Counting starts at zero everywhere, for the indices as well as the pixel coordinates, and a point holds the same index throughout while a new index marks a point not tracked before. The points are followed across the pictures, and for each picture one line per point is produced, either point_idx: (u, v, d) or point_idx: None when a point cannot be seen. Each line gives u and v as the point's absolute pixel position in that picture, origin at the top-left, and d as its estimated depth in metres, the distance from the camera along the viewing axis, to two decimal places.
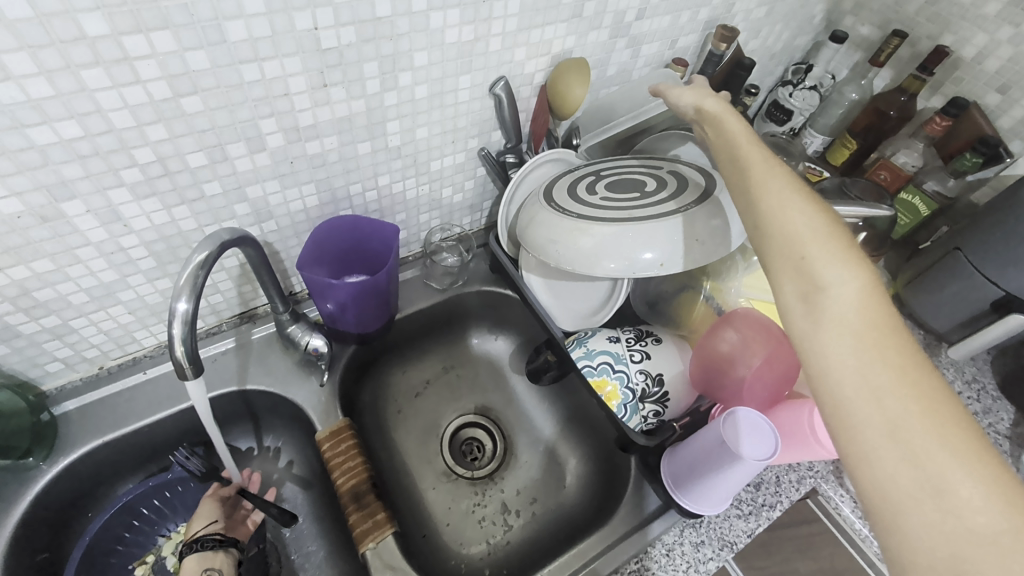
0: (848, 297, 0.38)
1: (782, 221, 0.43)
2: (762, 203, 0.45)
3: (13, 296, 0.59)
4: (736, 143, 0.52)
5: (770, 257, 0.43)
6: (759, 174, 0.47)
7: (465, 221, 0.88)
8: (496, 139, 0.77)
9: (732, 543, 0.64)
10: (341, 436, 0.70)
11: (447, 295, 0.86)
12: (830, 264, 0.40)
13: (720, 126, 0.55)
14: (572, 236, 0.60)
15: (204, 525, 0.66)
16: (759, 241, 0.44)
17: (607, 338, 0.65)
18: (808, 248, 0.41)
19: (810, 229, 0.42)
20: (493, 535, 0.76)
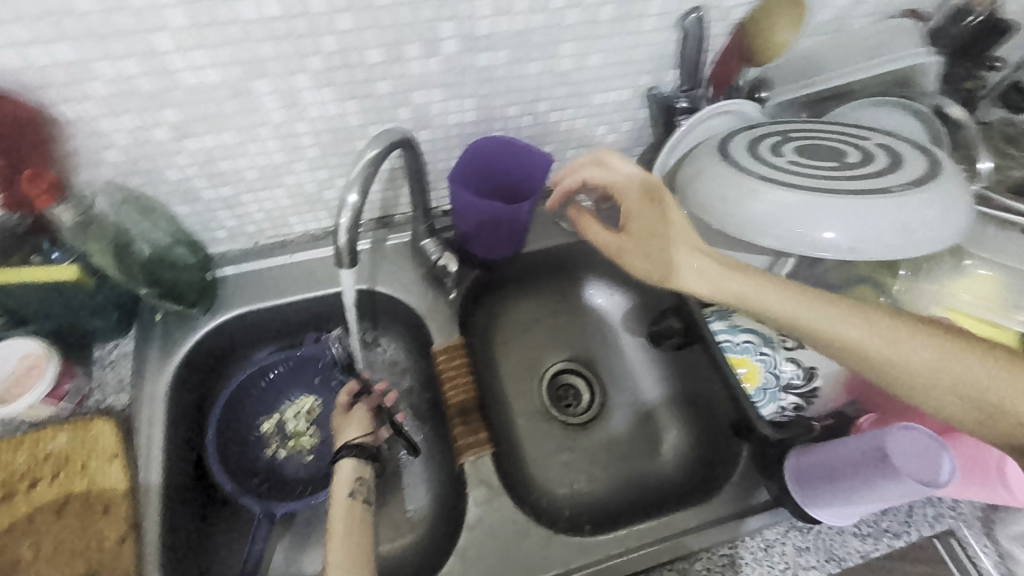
0: (1003, 387, 0.48)
1: (922, 367, 0.49)
2: (884, 356, 0.50)
3: (202, 160, 0.63)
4: (759, 286, 0.54)
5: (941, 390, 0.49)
6: (846, 325, 0.52)
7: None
8: (670, 78, 0.70)
9: (840, 559, 0.59)
10: (454, 353, 0.72)
11: (577, 238, 0.83)
12: (975, 370, 0.48)
13: (693, 257, 0.55)
14: (750, 198, 0.54)
15: (356, 435, 0.68)
16: (916, 382, 0.49)
17: (757, 319, 0.63)
18: (975, 375, 0.48)
19: (935, 355, 0.50)
20: (577, 481, 0.77)
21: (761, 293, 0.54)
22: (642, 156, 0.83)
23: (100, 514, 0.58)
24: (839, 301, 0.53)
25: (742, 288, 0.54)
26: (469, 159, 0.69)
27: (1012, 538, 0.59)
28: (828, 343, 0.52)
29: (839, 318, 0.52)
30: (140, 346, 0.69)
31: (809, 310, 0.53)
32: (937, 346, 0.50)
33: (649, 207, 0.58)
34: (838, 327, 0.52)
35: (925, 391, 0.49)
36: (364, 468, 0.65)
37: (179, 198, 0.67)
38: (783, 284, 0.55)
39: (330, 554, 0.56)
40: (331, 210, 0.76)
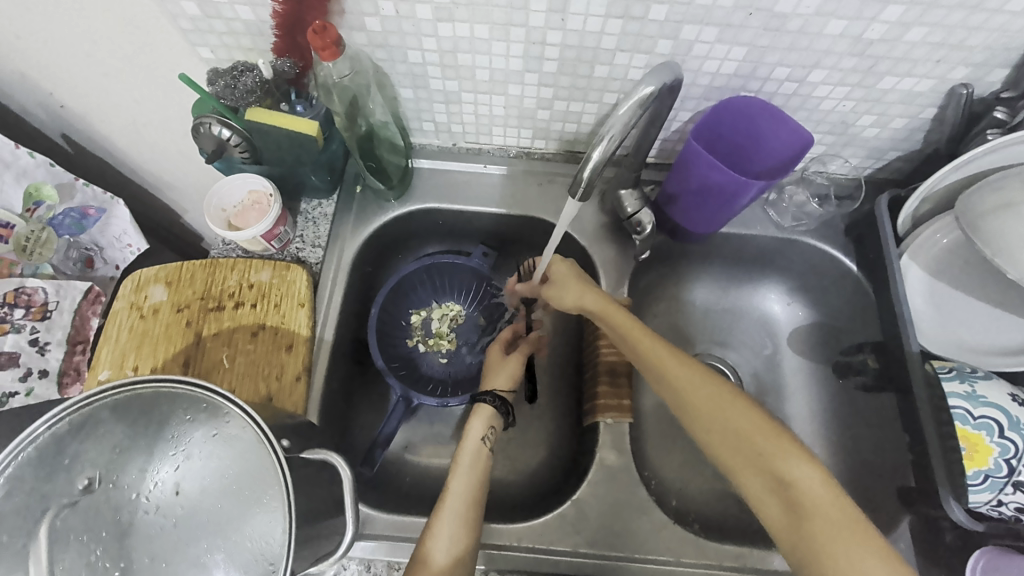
0: (792, 466, 0.48)
1: (749, 448, 0.50)
2: (724, 438, 0.51)
3: (444, 49, 0.61)
4: (629, 335, 0.58)
5: (748, 472, 0.50)
6: (698, 403, 0.53)
7: (850, 162, 0.72)
8: (993, 78, 0.56)
9: None
10: None
11: (781, 234, 0.74)
12: (788, 466, 0.48)
13: (579, 299, 0.62)
14: None
15: (501, 386, 0.66)
16: (734, 463, 0.50)
17: (1007, 392, 0.51)
18: (781, 463, 0.48)
19: (751, 432, 0.50)
20: (688, 477, 0.74)
21: (648, 349, 0.57)
22: (892, 161, 0.71)
23: (283, 349, 0.62)
24: (688, 366, 0.55)
25: (639, 338, 0.58)
26: (710, 118, 0.61)
27: None
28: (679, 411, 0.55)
29: (708, 393, 0.53)
30: (340, 213, 0.74)
31: (675, 380, 0.55)
32: (753, 419, 0.51)
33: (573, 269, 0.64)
34: (693, 401, 0.53)
35: (749, 469, 0.50)
36: (499, 419, 0.64)
37: (407, 81, 0.67)
38: (664, 345, 0.57)
39: (452, 484, 0.57)
40: (537, 130, 0.74)
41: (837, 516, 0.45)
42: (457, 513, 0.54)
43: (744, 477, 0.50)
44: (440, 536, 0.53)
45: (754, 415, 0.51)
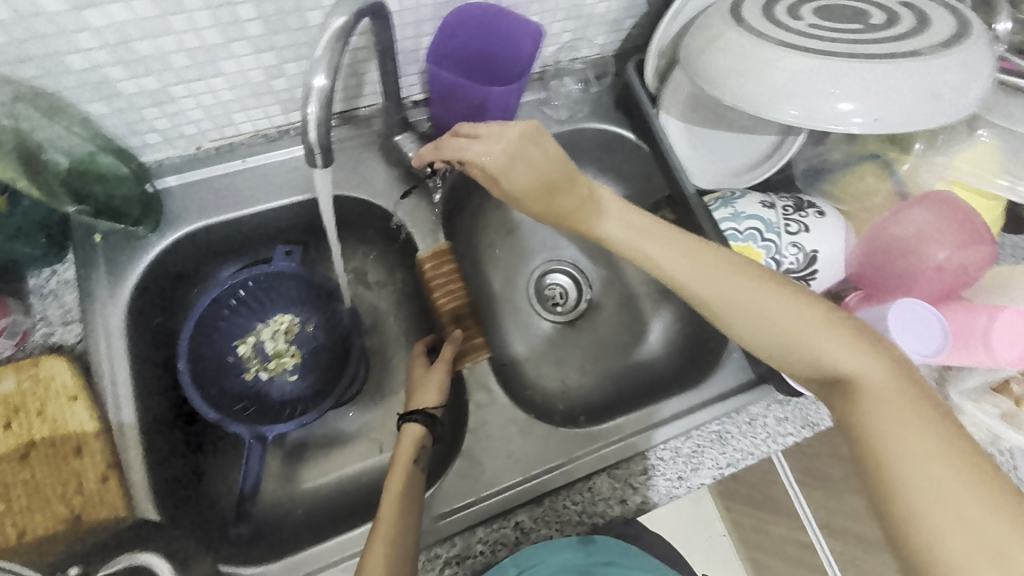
0: (842, 347, 0.46)
1: (799, 338, 0.48)
2: (767, 326, 0.49)
3: (111, 43, 0.51)
4: (633, 238, 0.54)
5: (795, 358, 0.49)
6: (737, 302, 0.50)
7: (597, 41, 0.75)
8: None
9: (814, 425, 0.66)
10: (442, 259, 0.68)
11: (565, 128, 0.76)
12: (836, 347, 0.46)
13: (547, 205, 0.55)
14: (762, 71, 0.50)
15: (431, 401, 0.60)
16: (780, 351, 0.49)
17: (759, 202, 0.58)
18: (827, 344, 0.47)
19: (797, 320, 0.48)
20: (568, 376, 0.80)
21: (661, 255, 0.52)
22: (633, 30, 0.75)
23: (73, 455, 0.53)
24: (711, 255, 0.52)
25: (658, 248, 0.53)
26: (450, 27, 0.58)
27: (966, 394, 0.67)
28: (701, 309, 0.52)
29: (748, 291, 0.49)
30: (86, 273, 0.61)
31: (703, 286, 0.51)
32: (797, 306, 0.48)
33: (535, 180, 0.54)
34: (730, 302, 0.50)
35: (794, 356, 0.48)
36: (430, 436, 0.59)
37: (91, 93, 0.55)
38: (674, 240, 0.53)
39: (392, 482, 0.54)
40: (283, 102, 0.65)
41: (896, 397, 0.43)
42: (399, 495, 0.53)
43: (791, 364, 0.49)
44: (388, 503, 0.52)
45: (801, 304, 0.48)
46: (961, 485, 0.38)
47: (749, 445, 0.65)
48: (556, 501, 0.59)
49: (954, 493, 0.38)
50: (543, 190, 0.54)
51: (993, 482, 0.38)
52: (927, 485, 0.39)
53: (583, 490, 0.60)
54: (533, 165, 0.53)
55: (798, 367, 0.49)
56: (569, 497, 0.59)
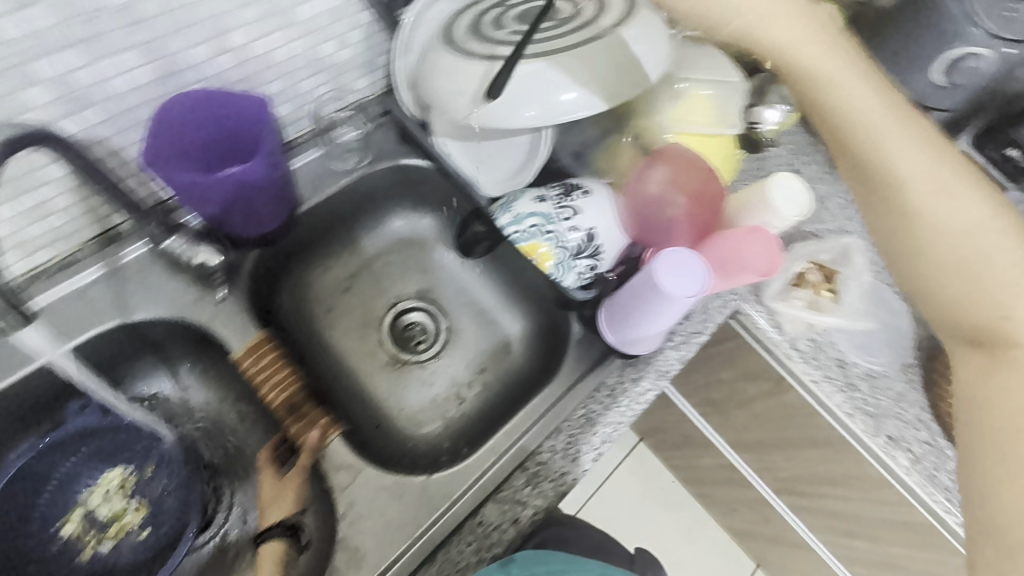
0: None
1: (962, 262, 0.53)
2: (958, 264, 0.53)
3: None
4: (855, 105, 0.55)
5: (971, 301, 0.53)
6: (946, 205, 0.54)
7: (360, 85, 0.77)
8: None
9: (666, 371, 0.72)
10: (260, 351, 0.63)
11: (353, 176, 0.78)
12: (1001, 278, 0.52)
13: (789, 31, 0.55)
14: (474, 86, 0.53)
15: (285, 511, 0.56)
16: (918, 256, 0.55)
17: (533, 198, 0.59)
18: (1009, 278, 0.52)
19: (994, 251, 0.52)
20: (447, 411, 0.80)
21: (899, 151, 0.55)
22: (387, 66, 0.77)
23: None
24: (933, 146, 0.55)
25: (893, 150, 0.55)
26: (172, 111, 0.55)
27: (774, 297, 0.77)
28: (896, 208, 0.55)
29: (954, 203, 0.53)
30: None
31: (925, 209, 0.54)
32: (1000, 223, 0.53)
33: (802, 23, 0.56)
34: (921, 199, 0.54)
35: (960, 279, 0.53)
36: (294, 545, 0.55)
37: None
38: (921, 132, 0.56)
39: None
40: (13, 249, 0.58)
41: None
42: None
43: (947, 291, 0.54)
44: None
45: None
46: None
47: (616, 414, 0.68)
48: (450, 551, 0.59)
49: None
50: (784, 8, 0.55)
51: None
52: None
53: (474, 527, 0.60)
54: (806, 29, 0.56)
55: (950, 292, 0.54)
56: (461, 543, 0.59)
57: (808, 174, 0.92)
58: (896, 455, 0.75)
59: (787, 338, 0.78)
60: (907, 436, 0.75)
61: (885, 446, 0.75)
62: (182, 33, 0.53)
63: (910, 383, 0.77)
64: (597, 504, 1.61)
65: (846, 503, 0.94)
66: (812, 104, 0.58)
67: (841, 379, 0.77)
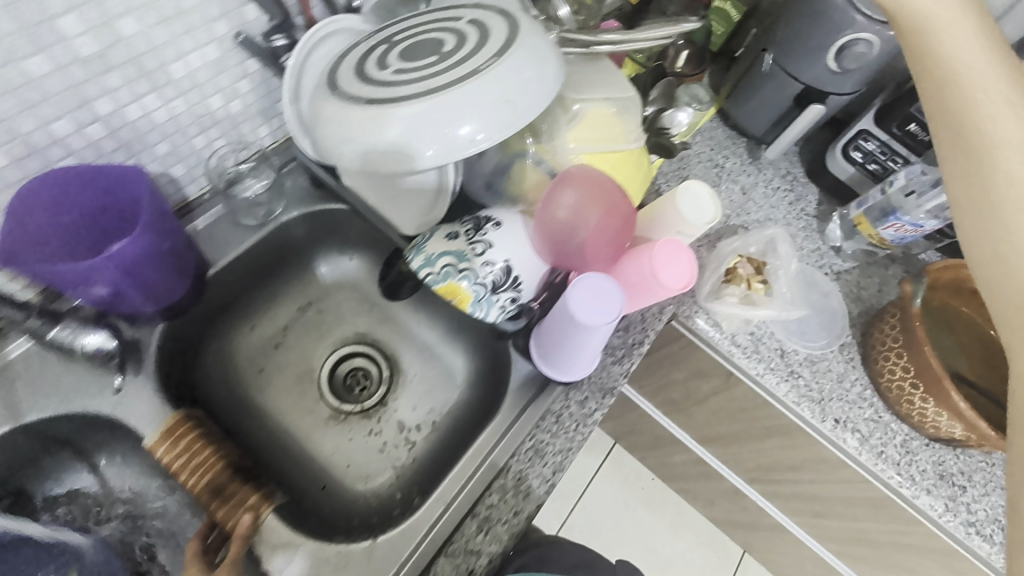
0: None
1: (1004, 247, 0.51)
2: (1003, 235, 0.51)
3: None
4: (947, 65, 0.53)
5: (1002, 265, 0.51)
6: (1018, 175, 0.50)
7: (262, 133, 0.74)
8: (252, 14, 0.60)
9: (612, 388, 0.70)
10: (177, 434, 0.59)
11: (266, 229, 0.74)
12: None
13: None
14: (360, 130, 0.51)
15: None
16: (992, 219, 0.51)
17: (445, 237, 0.57)
18: None
19: None
20: (398, 458, 0.77)
21: (998, 112, 0.52)
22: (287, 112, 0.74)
23: None
24: None
25: (991, 111, 0.52)
26: (38, 191, 0.51)
27: (708, 297, 0.78)
28: (978, 149, 0.52)
29: None
30: None
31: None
32: None
33: None
34: (1010, 164, 0.51)
35: (1003, 252, 0.51)
36: None
37: None
38: None
39: None
40: None
41: None
42: None
43: (999, 259, 0.51)
44: None
45: None
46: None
47: (565, 440, 0.66)
48: None
49: None
50: None
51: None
52: None
53: None
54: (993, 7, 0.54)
55: (999, 264, 0.51)
56: None
57: (731, 167, 0.93)
58: (845, 438, 0.76)
59: (726, 335, 0.78)
60: (853, 416, 0.76)
61: (833, 430, 0.76)
62: (36, 108, 0.50)
63: (850, 362, 0.79)
64: (582, 513, 1.60)
65: (812, 485, 0.95)
66: (919, 52, 0.55)
67: (783, 369, 0.78)
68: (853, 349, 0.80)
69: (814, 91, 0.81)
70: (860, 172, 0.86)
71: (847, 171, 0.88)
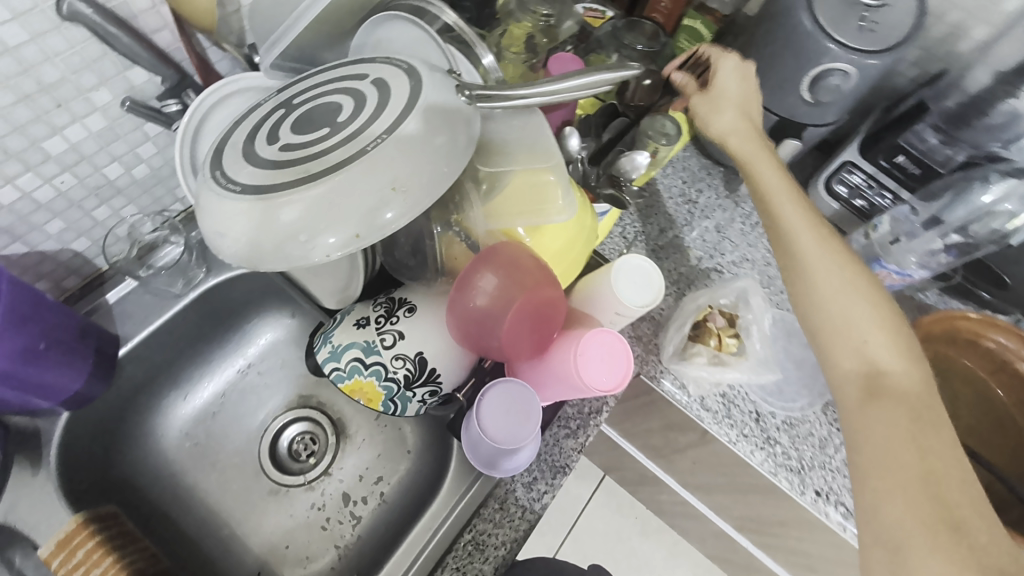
0: (888, 357, 0.50)
1: (838, 323, 0.53)
2: (829, 322, 0.53)
3: None
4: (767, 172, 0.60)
5: (827, 340, 0.53)
6: (826, 264, 0.55)
7: (178, 194, 0.70)
8: (140, 77, 0.55)
9: (564, 467, 0.63)
10: (70, 545, 0.56)
11: (187, 297, 0.69)
12: (876, 339, 0.51)
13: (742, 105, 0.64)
14: (236, 222, 0.45)
15: None
16: (809, 308, 0.55)
17: (354, 324, 0.51)
18: (867, 336, 0.51)
19: (845, 307, 0.53)
20: (341, 536, 0.71)
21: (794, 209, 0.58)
22: None
23: None
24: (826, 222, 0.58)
25: (790, 215, 0.57)
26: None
27: (672, 359, 0.71)
28: (784, 245, 0.57)
29: (833, 271, 0.54)
30: None
31: (805, 240, 0.56)
32: (880, 299, 0.53)
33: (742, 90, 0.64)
34: (812, 258, 0.55)
35: (835, 331, 0.53)
36: None
37: None
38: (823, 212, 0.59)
39: None
40: None
41: (899, 427, 0.46)
42: None
43: (833, 347, 0.53)
44: None
45: (878, 313, 0.52)
46: (902, 444, 0.45)
47: (508, 531, 0.60)
48: None
49: (914, 527, 0.42)
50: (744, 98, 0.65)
51: (927, 449, 0.45)
52: (896, 513, 0.43)
53: None
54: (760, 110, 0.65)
55: (825, 345, 0.53)
56: None
57: (704, 202, 0.84)
58: (828, 512, 0.67)
59: (694, 398, 0.71)
60: (835, 487, 0.68)
61: (814, 503, 0.68)
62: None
63: (833, 425, 0.71)
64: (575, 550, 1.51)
65: (804, 545, 0.86)
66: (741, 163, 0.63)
67: (758, 436, 0.70)
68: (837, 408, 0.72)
69: (791, 124, 0.72)
70: (844, 208, 0.72)
71: (830, 207, 0.73)
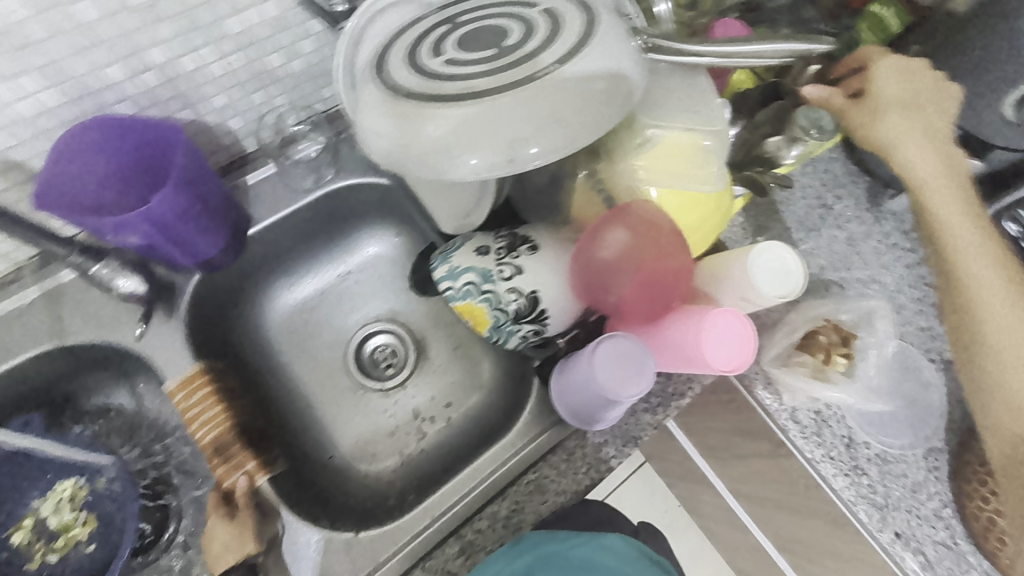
0: None
1: (1000, 339, 0.58)
2: (995, 339, 0.58)
3: None
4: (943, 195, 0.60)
5: (982, 361, 0.59)
6: (998, 288, 0.58)
7: (324, 95, 0.73)
8: None
9: (636, 438, 0.63)
10: (193, 385, 0.62)
11: (314, 194, 0.73)
12: None
13: (921, 101, 0.60)
14: (395, 127, 0.46)
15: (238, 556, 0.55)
16: (979, 331, 0.59)
17: (475, 250, 0.52)
18: None
19: (1011, 328, 0.57)
20: (406, 445, 0.76)
21: (968, 239, 0.59)
22: None
23: None
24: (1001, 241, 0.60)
25: (969, 240, 0.59)
26: (86, 135, 0.53)
27: (772, 362, 0.68)
28: (954, 268, 0.60)
29: (1008, 296, 0.58)
30: None
31: (981, 266, 0.59)
32: None
33: (903, 91, 0.60)
34: (986, 285, 0.58)
35: (991, 353, 0.59)
36: None
37: None
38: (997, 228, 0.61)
39: None
40: None
41: None
42: None
43: (988, 360, 0.59)
44: None
45: None
46: None
47: (570, 482, 0.61)
48: None
49: None
50: (908, 99, 0.60)
51: None
52: None
53: None
54: (936, 99, 0.59)
55: (985, 365, 0.59)
56: None
57: (840, 209, 0.77)
58: (902, 557, 0.64)
59: (785, 408, 0.68)
60: (919, 535, 0.64)
61: (890, 544, 0.64)
62: (93, 50, 0.51)
63: (931, 472, 0.66)
64: None
65: None
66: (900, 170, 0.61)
67: (846, 462, 0.66)
68: (941, 456, 0.66)
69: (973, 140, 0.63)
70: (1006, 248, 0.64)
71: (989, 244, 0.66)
